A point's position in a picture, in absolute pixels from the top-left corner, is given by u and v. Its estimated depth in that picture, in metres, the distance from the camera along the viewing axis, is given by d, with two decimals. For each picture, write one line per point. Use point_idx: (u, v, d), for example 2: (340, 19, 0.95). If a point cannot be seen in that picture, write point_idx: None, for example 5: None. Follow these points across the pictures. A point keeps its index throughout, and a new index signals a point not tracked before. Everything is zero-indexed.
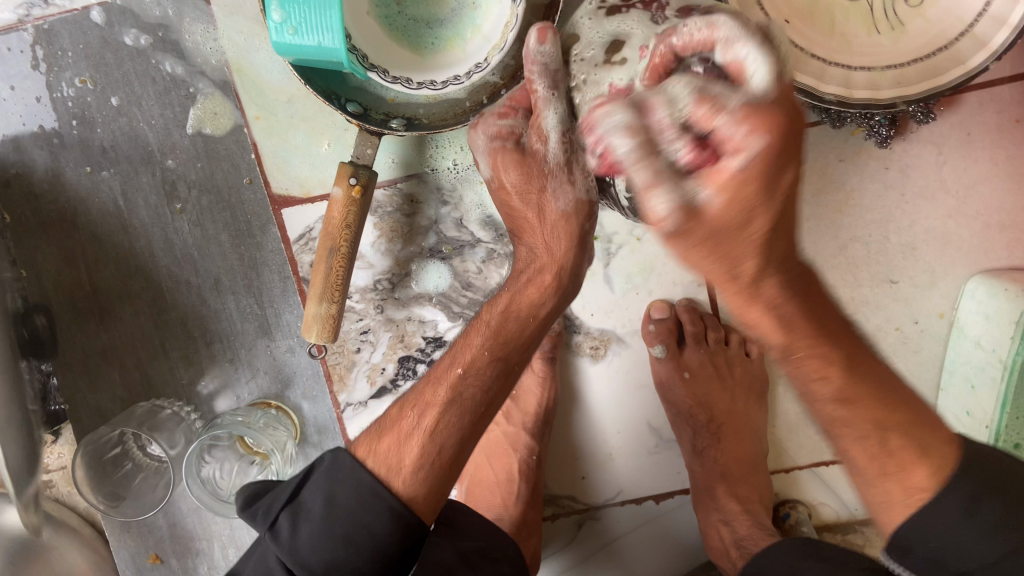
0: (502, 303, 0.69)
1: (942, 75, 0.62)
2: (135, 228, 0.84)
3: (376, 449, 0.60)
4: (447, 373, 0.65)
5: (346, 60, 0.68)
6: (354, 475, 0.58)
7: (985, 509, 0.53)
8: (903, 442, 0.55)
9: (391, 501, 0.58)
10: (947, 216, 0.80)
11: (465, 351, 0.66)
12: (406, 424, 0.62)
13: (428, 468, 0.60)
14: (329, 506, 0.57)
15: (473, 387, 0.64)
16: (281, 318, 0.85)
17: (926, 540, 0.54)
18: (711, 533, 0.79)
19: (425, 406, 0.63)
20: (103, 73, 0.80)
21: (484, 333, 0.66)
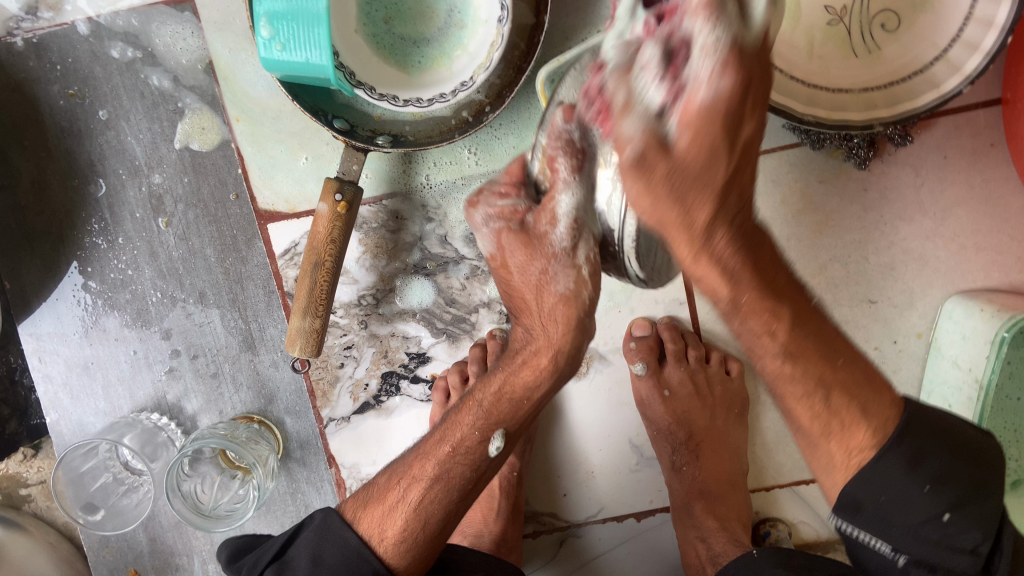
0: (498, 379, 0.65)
1: (918, 97, 0.64)
2: (120, 241, 0.84)
3: (361, 516, 0.63)
4: (436, 450, 0.63)
5: (333, 77, 0.69)
6: (340, 535, 0.62)
7: (927, 464, 0.53)
8: (846, 401, 0.55)
9: (375, 564, 0.61)
10: (925, 237, 0.81)
11: (457, 428, 0.63)
12: (393, 497, 0.63)
13: (410, 543, 0.62)
14: (314, 563, 0.62)
15: (460, 470, 0.63)
16: (265, 332, 0.85)
17: (875, 496, 0.54)
18: (689, 550, 0.80)
19: (415, 481, 0.63)
20: (92, 87, 0.81)
21: (484, 400, 0.64)
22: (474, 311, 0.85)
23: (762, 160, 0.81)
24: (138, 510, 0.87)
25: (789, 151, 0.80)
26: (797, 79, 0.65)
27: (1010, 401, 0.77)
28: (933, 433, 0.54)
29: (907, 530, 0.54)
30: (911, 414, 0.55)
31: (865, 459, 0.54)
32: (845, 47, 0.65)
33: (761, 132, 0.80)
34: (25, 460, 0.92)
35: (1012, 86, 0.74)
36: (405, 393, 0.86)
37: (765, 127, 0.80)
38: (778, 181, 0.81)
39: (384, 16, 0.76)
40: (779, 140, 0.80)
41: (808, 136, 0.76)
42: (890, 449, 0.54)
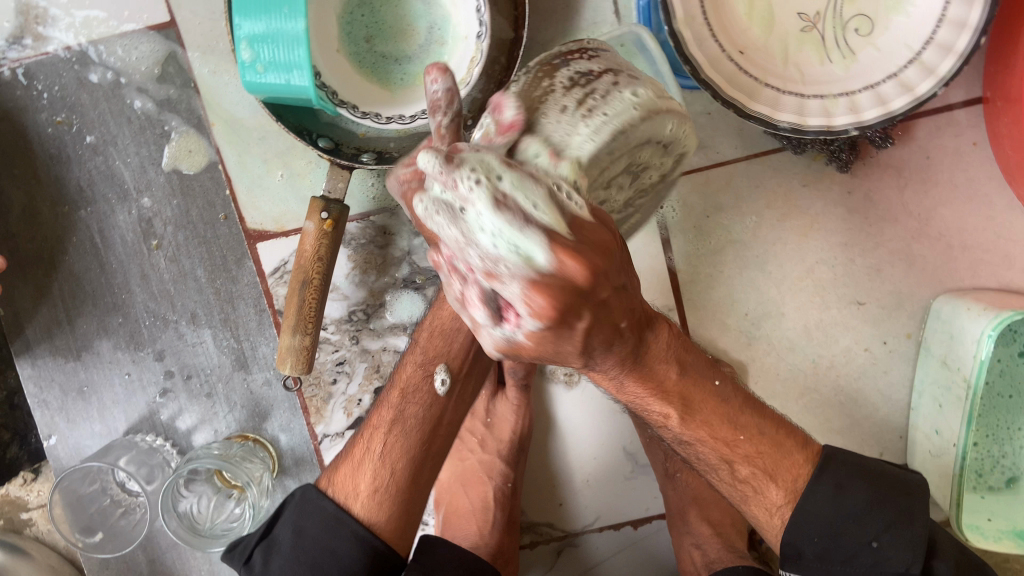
0: (434, 323, 0.70)
1: (893, 100, 0.64)
2: (112, 265, 0.84)
3: (335, 482, 0.67)
4: (390, 397, 0.69)
5: (315, 97, 0.70)
6: (318, 505, 0.66)
7: (850, 492, 0.61)
8: (756, 468, 0.62)
9: (354, 526, 0.64)
10: (911, 238, 0.81)
11: (407, 374, 0.69)
12: (365, 461, 0.67)
13: (384, 492, 0.66)
14: (296, 534, 0.65)
15: (417, 412, 0.68)
16: (257, 351, 0.86)
17: (812, 538, 0.61)
18: (684, 557, 0.79)
19: (374, 439, 0.67)
20: (79, 114, 0.82)
21: (438, 347, 0.68)
22: None
23: (746, 165, 0.81)
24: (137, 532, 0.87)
25: (773, 156, 0.81)
26: (773, 84, 0.65)
27: (995, 398, 0.78)
28: (852, 468, 0.63)
29: (847, 558, 0.61)
30: (827, 457, 0.63)
31: (785, 508, 0.62)
32: (820, 53, 0.65)
33: (743, 138, 0.81)
34: (26, 484, 0.92)
35: (991, 85, 0.74)
36: None
37: (747, 133, 0.80)
38: (762, 186, 0.81)
39: (366, 35, 0.77)
40: (762, 145, 0.80)
41: (789, 141, 0.76)
42: (817, 480, 0.62)
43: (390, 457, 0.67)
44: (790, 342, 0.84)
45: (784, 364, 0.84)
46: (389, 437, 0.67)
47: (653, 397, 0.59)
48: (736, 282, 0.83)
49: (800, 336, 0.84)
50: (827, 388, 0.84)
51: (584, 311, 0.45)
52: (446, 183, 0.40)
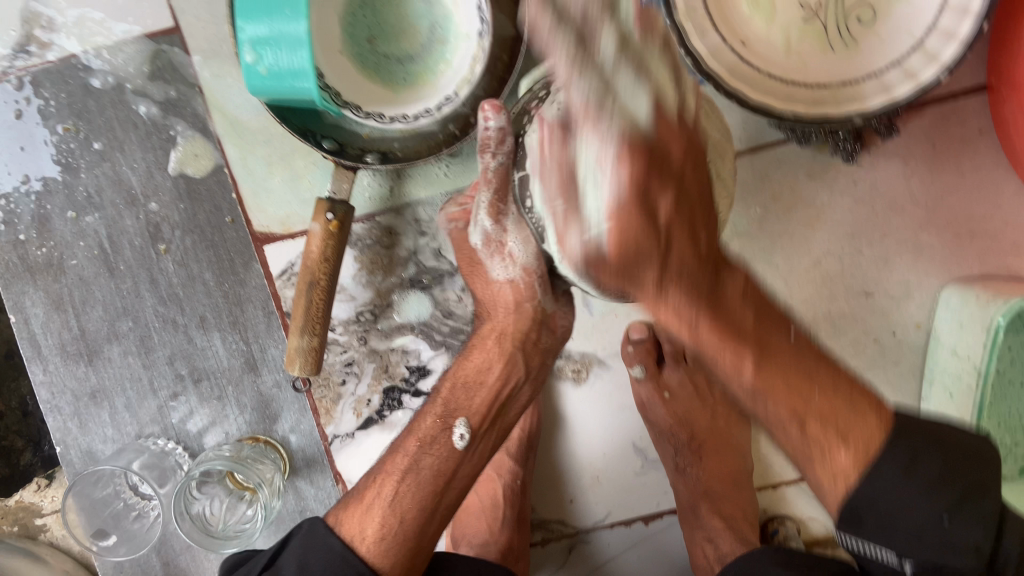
0: (478, 368, 0.71)
1: (897, 88, 0.63)
2: (120, 270, 0.85)
3: (344, 523, 0.65)
4: (407, 443, 0.68)
5: (318, 98, 0.70)
6: (325, 542, 0.63)
7: (920, 471, 0.53)
8: (823, 428, 0.56)
9: (361, 566, 0.61)
10: (918, 228, 0.81)
11: (426, 424, 0.69)
12: (376, 505, 0.65)
13: (391, 540, 0.63)
14: (301, 567, 0.61)
15: (431, 463, 0.67)
16: (266, 353, 0.86)
17: (873, 507, 0.55)
18: (697, 552, 0.80)
19: (388, 484, 0.66)
20: (86, 120, 0.82)
21: (476, 406, 0.69)
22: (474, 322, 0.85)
23: (750, 158, 0.81)
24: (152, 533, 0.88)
25: (777, 149, 0.80)
26: (776, 76, 0.65)
27: (1012, 388, 0.76)
28: (922, 437, 0.55)
29: (912, 535, 0.54)
30: (897, 425, 0.56)
31: (853, 472, 0.55)
32: (822, 43, 0.65)
33: (747, 131, 0.80)
34: (39, 490, 0.93)
35: (996, 72, 0.74)
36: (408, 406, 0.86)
37: (751, 125, 0.80)
38: (767, 178, 0.81)
39: (368, 36, 0.77)
40: (766, 137, 0.80)
41: (793, 133, 0.76)
42: (889, 449, 0.55)
43: (401, 502, 0.65)
44: None
45: None
46: (401, 482, 0.66)
47: (727, 343, 0.57)
48: None
49: (808, 328, 0.83)
50: None
51: (659, 205, 0.55)
52: (549, 135, 0.58)
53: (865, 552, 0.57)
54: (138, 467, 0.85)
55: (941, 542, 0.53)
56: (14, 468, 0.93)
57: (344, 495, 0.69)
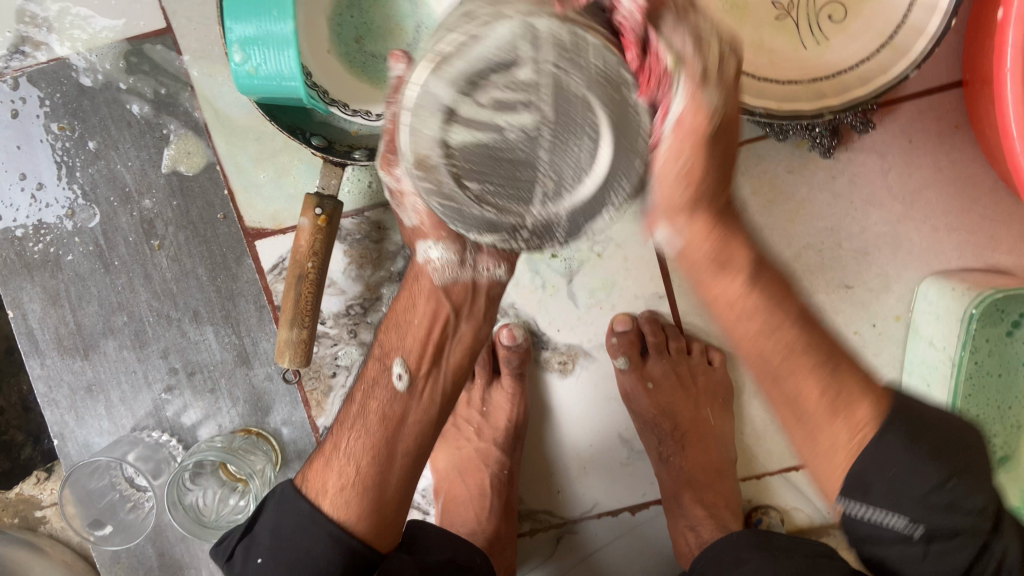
0: (409, 299, 0.70)
1: (867, 84, 0.65)
2: (115, 265, 0.87)
3: (312, 480, 0.66)
4: (356, 397, 0.69)
5: (306, 96, 0.72)
6: (295, 504, 0.64)
7: (924, 440, 0.53)
8: (850, 378, 0.57)
9: (329, 526, 0.63)
10: (896, 221, 0.83)
11: (373, 372, 0.69)
12: (336, 459, 0.66)
13: (352, 491, 0.65)
14: (274, 534, 0.64)
15: (378, 411, 0.67)
16: (258, 347, 0.88)
17: (884, 473, 0.53)
18: (679, 540, 0.81)
19: (347, 432, 0.67)
20: (81, 120, 0.84)
21: (410, 343, 0.68)
22: None
23: None
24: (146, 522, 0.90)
25: (757, 144, 0.82)
26: (749, 71, 0.66)
27: (989, 375, 0.78)
28: (915, 416, 0.54)
29: (919, 501, 0.52)
30: (899, 409, 0.55)
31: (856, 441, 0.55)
32: (794, 40, 0.67)
33: None
34: (38, 483, 0.94)
35: (969, 68, 0.75)
36: None
37: None
38: (747, 172, 0.83)
39: (356, 35, 0.79)
40: (746, 132, 0.82)
41: (771, 129, 0.78)
42: (889, 428, 0.54)
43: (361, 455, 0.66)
44: None
45: None
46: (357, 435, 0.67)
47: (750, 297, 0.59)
48: None
49: None
50: None
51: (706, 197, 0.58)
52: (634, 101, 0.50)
53: (862, 519, 0.55)
54: (133, 459, 0.88)
55: (947, 506, 0.52)
56: (15, 461, 0.94)
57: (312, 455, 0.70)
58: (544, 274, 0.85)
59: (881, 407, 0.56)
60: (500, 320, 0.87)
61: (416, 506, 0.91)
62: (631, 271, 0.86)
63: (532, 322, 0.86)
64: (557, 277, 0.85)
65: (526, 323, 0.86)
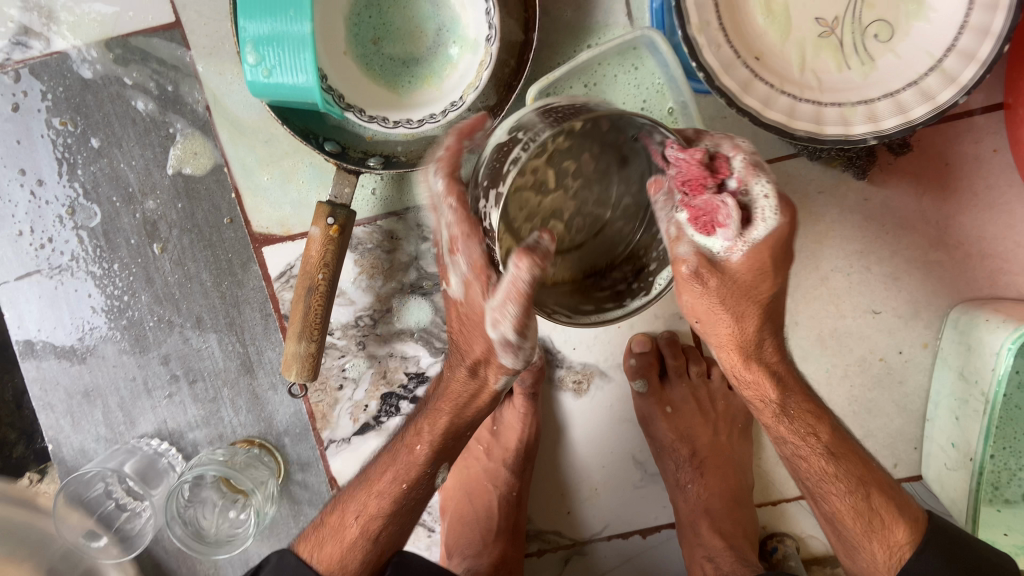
0: (432, 420, 0.68)
1: (913, 109, 0.62)
2: (116, 268, 0.84)
3: (319, 554, 0.67)
4: (374, 486, 0.68)
5: (320, 100, 0.68)
6: (295, 574, 0.66)
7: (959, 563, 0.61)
8: (885, 501, 0.63)
9: None
10: (928, 247, 0.80)
11: (405, 465, 0.68)
12: (349, 532, 0.67)
13: (366, 568, 0.67)
14: None
15: (408, 503, 0.68)
16: (263, 356, 0.85)
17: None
18: (695, 570, 0.78)
19: (366, 516, 0.67)
20: (84, 115, 0.81)
21: (433, 436, 0.67)
22: None
23: None
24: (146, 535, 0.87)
25: (787, 162, 0.79)
26: (791, 92, 0.63)
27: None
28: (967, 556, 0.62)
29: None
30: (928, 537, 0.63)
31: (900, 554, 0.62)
32: (838, 59, 0.63)
33: (758, 144, 0.79)
34: (31, 485, 0.89)
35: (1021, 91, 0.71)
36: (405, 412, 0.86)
37: (762, 138, 0.79)
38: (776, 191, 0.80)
39: (373, 36, 0.75)
40: (776, 150, 0.79)
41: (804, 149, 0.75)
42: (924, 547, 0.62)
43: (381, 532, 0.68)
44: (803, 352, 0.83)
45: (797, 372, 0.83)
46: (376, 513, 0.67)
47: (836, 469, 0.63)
48: None
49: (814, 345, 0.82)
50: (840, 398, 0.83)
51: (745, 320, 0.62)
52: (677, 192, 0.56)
53: None
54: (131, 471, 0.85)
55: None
56: None
57: (310, 523, 0.71)
58: None
59: (916, 530, 0.63)
60: None
61: (422, 523, 0.87)
62: None
63: (547, 339, 0.84)
64: None
65: (541, 340, 0.84)
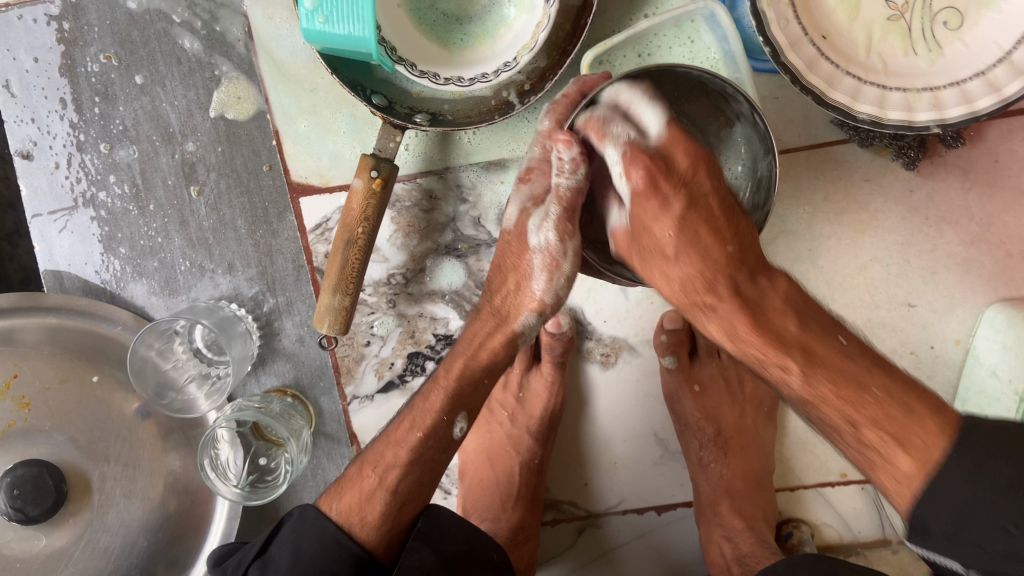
0: (449, 368, 0.66)
1: (978, 100, 0.61)
2: (151, 208, 0.83)
3: (339, 504, 0.64)
4: (398, 433, 0.66)
5: (375, 52, 0.67)
6: (318, 524, 0.63)
7: (986, 479, 0.48)
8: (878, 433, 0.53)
9: (355, 547, 0.62)
10: (970, 242, 0.79)
11: (425, 413, 0.65)
12: (369, 483, 0.64)
13: (386, 523, 0.63)
14: (294, 555, 0.62)
15: (427, 451, 0.65)
16: (292, 307, 0.84)
17: (939, 516, 0.49)
18: (712, 549, 0.79)
19: (385, 465, 0.64)
20: (129, 51, 0.80)
21: (449, 383, 0.65)
22: None
23: (807, 154, 0.79)
24: (211, 407, 0.82)
25: (835, 148, 0.78)
26: (856, 75, 0.62)
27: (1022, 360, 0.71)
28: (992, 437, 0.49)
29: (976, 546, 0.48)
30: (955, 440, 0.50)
31: (918, 478, 0.50)
32: (905, 44, 0.62)
33: (807, 127, 0.78)
34: None
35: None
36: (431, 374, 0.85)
37: (812, 122, 0.78)
38: (822, 177, 0.79)
39: None
40: (826, 135, 0.78)
41: (856, 134, 0.74)
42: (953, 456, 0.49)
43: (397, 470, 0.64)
44: None
45: None
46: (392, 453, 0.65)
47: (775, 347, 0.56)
48: None
49: None
50: None
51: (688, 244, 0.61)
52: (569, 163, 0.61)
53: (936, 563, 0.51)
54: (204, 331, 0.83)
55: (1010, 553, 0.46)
56: None
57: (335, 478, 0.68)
58: None
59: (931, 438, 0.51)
60: None
61: (440, 485, 0.88)
62: None
63: (579, 310, 0.83)
64: None
65: (572, 311, 0.83)
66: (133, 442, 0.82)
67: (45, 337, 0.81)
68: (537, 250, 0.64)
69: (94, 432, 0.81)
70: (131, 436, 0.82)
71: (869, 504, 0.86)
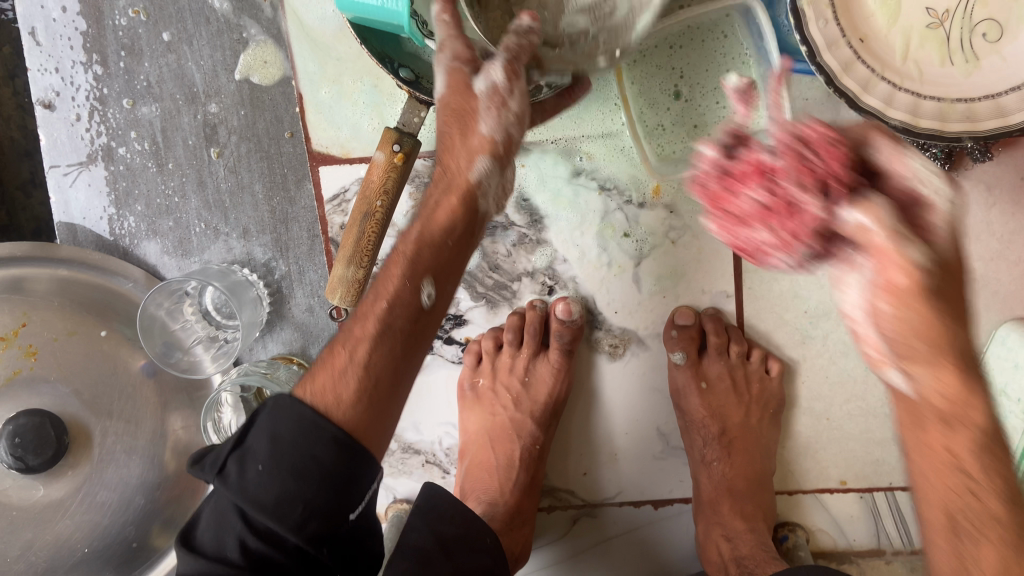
0: (429, 212, 0.63)
1: (1012, 113, 0.61)
2: (169, 167, 0.83)
3: (311, 385, 0.53)
4: (371, 302, 0.58)
5: (407, 24, 0.66)
6: (296, 407, 0.51)
7: None
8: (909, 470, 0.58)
9: (337, 429, 0.51)
10: (988, 258, 0.79)
11: (388, 280, 0.58)
12: (341, 361, 0.55)
13: (368, 395, 0.53)
14: (275, 440, 0.50)
15: (397, 319, 0.57)
16: (304, 276, 0.84)
17: None
18: (709, 547, 0.79)
19: (353, 339, 0.56)
20: (159, 8, 0.79)
21: (405, 260, 0.59)
22: (517, 278, 0.84)
23: None
24: (216, 370, 0.83)
25: None
26: (891, 80, 0.62)
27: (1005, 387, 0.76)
28: None
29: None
30: None
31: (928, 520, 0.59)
32: (943, 52, 0.61)
33: None
34: None
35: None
36: (438, 352, 0.87)
37: (840, 127, 0.77)
38: None
39: None
40: None
41: None
42: None
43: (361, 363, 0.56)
44: (844, 347, 0.82)
45: (834, 367, 0.83)
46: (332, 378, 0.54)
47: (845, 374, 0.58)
48: (801, 279, 0.81)
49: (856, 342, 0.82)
50: (872, 398, 0.83)
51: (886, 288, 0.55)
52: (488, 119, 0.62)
53: None
54: (212, 293, 0.83)
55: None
56: None
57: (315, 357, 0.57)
58: (613, 253, 0.82)
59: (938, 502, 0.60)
60: (558, 292, 0.84)
61: (438, 463, 0.89)
62: (703, 263, 0.82)
63: (590, 299, 0.83)
64: (626, 258, 0.82)
65: (583, 299, 0.83)
66: (136, 398, 0.81)
67: (54, 288, 0.80)
68: (483, 170, 0.64)
69: (97, 386, 0.80)
70: (134, 394, 0.81)
71: (867, 513, 0.85)
